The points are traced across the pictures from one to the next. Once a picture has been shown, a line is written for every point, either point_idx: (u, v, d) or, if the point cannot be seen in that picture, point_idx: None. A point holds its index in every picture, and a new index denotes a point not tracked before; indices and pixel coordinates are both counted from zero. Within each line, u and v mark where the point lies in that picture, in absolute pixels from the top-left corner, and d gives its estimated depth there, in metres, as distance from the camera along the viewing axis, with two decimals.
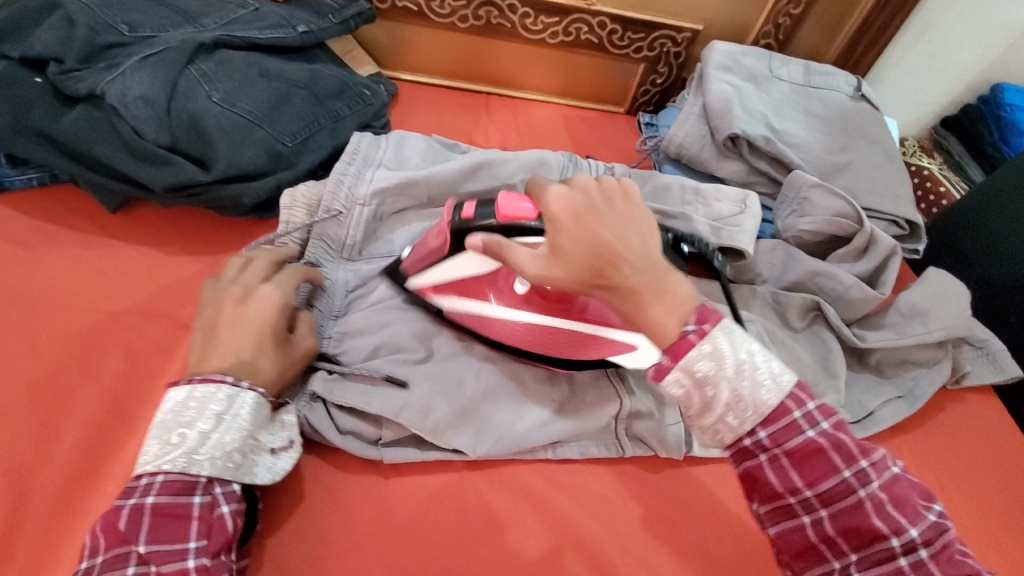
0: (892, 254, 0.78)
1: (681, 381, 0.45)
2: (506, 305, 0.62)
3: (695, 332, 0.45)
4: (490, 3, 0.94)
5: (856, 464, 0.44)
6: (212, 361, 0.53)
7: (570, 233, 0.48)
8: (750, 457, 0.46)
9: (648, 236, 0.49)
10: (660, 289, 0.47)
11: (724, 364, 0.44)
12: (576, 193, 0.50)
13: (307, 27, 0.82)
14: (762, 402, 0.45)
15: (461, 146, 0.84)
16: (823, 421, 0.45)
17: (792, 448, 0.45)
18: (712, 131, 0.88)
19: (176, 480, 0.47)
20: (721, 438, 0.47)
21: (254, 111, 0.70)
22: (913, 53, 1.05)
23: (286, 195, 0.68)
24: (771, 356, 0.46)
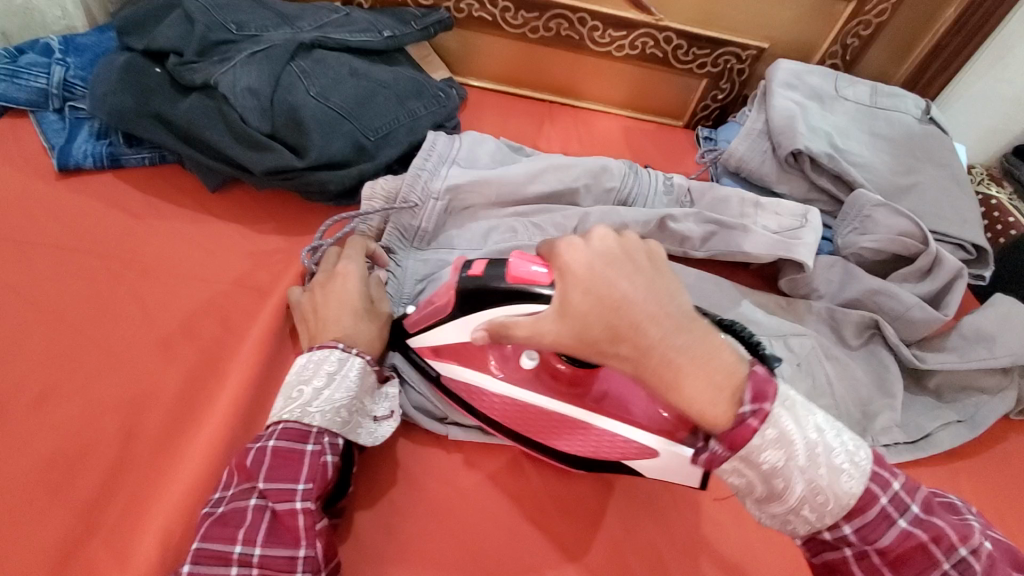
0: (958, 277, 0.77)
1: (742, 470, 0.44)
2: (509, 384, 0.59)
3: (751, 414, 0.43)
4: (561, 16, 0.98)
5: (955, 553, 0.42)
6: (321, 337, 0.59)
7: (586, 289, 0.45)
8: (836, 550, 0.45)
9: (676, 296, 0.46)
10: (700, 355, 0.44)
11: (796, 453, 0.43)
12: (591, 247, 0.46)
13: (391, 32, 0.89)
14: (846, 492, 0.44)
15: (525, 150, 0.88)
16: (909, 507, 0.44)
17: (883, 545, 0.44)
18: (774, 147, 0.89)
19: (293, 427, 0.53)
20: (794, 529, 0.46)
21: (345, 106, 0.75)
22: (987, 79, 1.04)
23: (366, 187, 0.73)
24: (843, 433, 0.45)
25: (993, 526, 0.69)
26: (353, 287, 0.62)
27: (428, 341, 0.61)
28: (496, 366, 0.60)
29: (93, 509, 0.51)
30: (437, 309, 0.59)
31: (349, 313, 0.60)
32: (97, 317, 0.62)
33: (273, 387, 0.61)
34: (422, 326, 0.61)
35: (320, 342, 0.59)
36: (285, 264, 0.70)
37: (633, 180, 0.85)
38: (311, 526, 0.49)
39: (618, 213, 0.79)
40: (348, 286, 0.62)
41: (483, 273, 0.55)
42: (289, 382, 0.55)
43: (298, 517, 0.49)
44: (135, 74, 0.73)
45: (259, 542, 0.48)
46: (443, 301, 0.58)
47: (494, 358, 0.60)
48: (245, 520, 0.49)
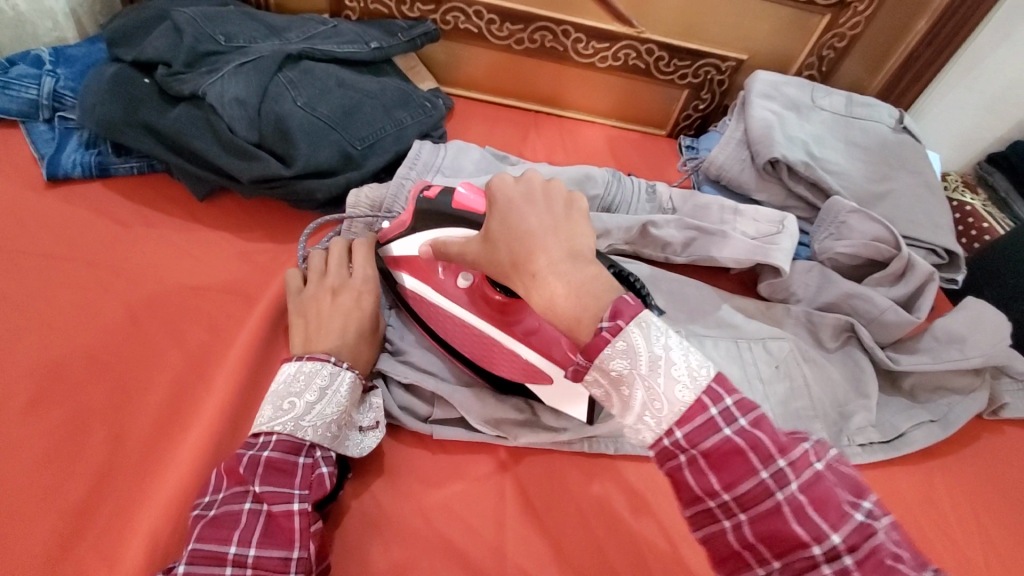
0: (929, 280, 0.79)
1: (598, 380, 0.41)
2: (451, 302, 0.65)
3: (609, 328, 0.39)
4: (545, 28, 1.01)
5: (773, 464, 0.37)
6: (317, 344, 0.61)
7: (502, 220, 0.49)
8: (671, 458, 0.39)
9: (576, 236, 0.46)
10: (578, 284, 0.42)
11: (639, 362, 0.39)
12: (520, 184, 0.50)
13: (378, 44, 0.92)
14: (678, 399, 0.39)
15: (510, 158, 0.90)
16: (739, 418, 0.38)
17: (707, 448, 0.38)
18: (752, 156, 0.92)
19: (286, 440, 0.54)
20: (639, 437, 0.40)
21: (331, 115, 0.77)
22: (959, 88, 1.08)
23: (352, 195, 0.74)
24: (690, 349, 0.40)
25: (967, 522, 0.70)
26: (364, 305, 0.65)
27: (402, 248, 0.66)
28: (443, 276, 0.65)
29: (78, 515, 0.52)
30: (402, 222, 0.66)
31: (354, 327, 0.63)
32: (85, 324, 0.62)
33: (261, 393, 0.62)
34: (395, 236, 0.67)
35: (315, 351, 0.60)
36: (272, 271, 0.71)
37: (615, 187, 0.87)
38: (306, 527, 0.51)
39: (600, 219, 0.81)
40: (358, 302, 0.65)
41: (437, 195, 0.61)
42: (280, 393, 0.56)
43: (294, 518, 0.50)
44: (124, 85, 0.74)
45: (254, 543, 0.49)
46: (408, 215, 0.66)
47: (441, 268, 0.65)
48: (239, 522, 0.49)
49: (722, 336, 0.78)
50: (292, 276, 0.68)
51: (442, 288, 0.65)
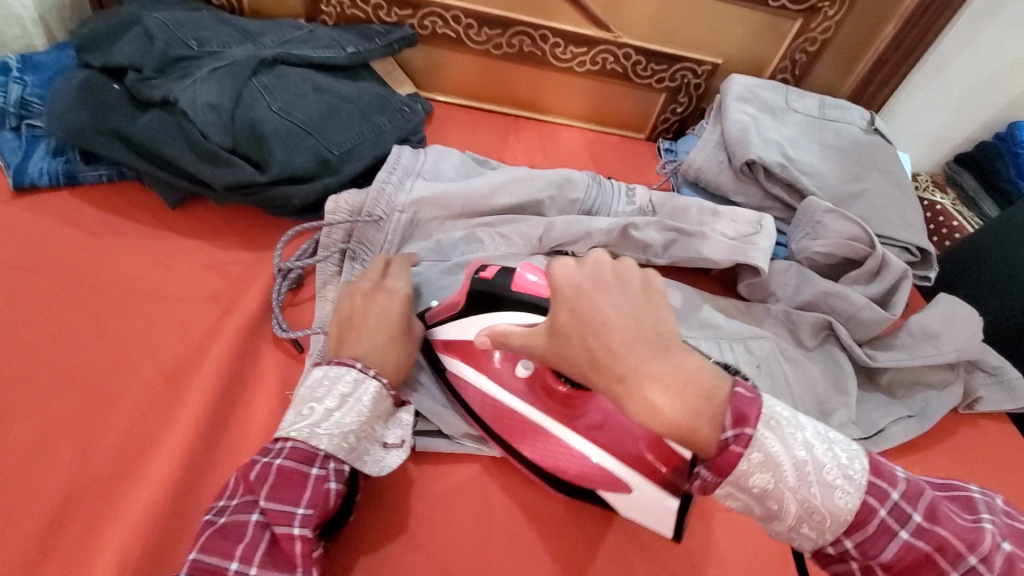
0: (903, 278, 0.81)
1: (734, 494, 0.45)
2: (503, 389, 0.62)
3: (732, 438, 0.43)
4: (523, 33, 1.01)
5: (964, 562, 0.43)
6: (347, 346, 0.59)
7: (574, 314, 0.48)
8: (844, 566, 0.47)
9: (659, 324, 0.46)
10: (674, 380, 0.44)
11: (786, 475, 0.44)
12: (587, 268, 0.49)
13: (355, 49, 0.91)
14: (841, 508, 0.44)
15: (491, 163, 0.90)
16: (914, 517, 0.44)
17: (887, 559, 0.44)
18: (729, 158, 0.93)
19: (301, 448, 0.52)
20: (800, 545, 0.47)
21: (308, 121, 0.76)
22: (928, 88, 1.12)
23: (331, 200, 0.73)
24: (836, 448, 0.46)
25: None
26: (394, 311, 0.63)
27: (446, 334, 0.65)
28: (499, 365, 0.62)
29: (44, 536, 0.50)
30: (453, 304, 0.64)
31: (382, 334, 0.61)
32: (50, 337, 0.60)
33: (236, 404, 0.60)
34: (440, 318, 0.66)
35: (343, 352, 0.59)
36: (247, 280, 0.70)
37: (596, 191, 0.88)
38: (307, 554, 0.50)
39: (582, 222, 0.80)
40: (389, 305, 0.63)
41: (494, 277, 0.61)
42: (302, 398, 0.55)
43: (295, 543, 0.49)
44: (93, 91, 0.72)
45: (256, 563, 0.48)
46: (459, 297, 0.64)
47: (497, 356, 0.62)
48: (245, 536, 0.49)
49: (704, 337, 0.78)
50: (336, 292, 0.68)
51: (496, 377, 0.62)
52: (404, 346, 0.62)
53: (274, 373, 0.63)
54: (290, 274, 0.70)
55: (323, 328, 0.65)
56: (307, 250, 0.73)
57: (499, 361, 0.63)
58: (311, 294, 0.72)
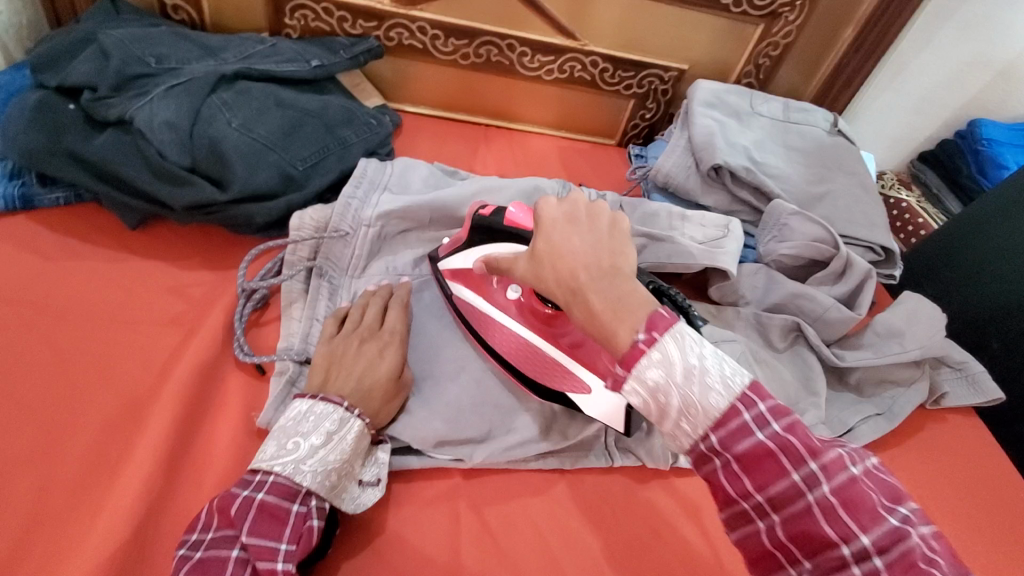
0: (867, 279, 0.82)
1: (635, 391, 0.42)
2: (502, 312, 0.67)
3: (645, 340, 0.41)
4: (490, 42, 1.01)
5: (805, 467, 0.39)
6: (335, 384, 0.59)
7: (545, 240, 0.49)
8: (706, 462, 0.42)
9: (618, 253, 0.47)
10: (614, 298, 0.44)
11: (675, 371, 0.41)
12: (564, 205, 0.50)
13: (320, 62, 0.90)
14: (713, 407, 0.40)
15: (460, 173, 0.90)
16: (773, 423, 0.40)
17: (740, 453, 0.40)
18: (697, 162, 0.94)
19: (283, 483, 0.52)
20: (679, 444, 0.43)
21: (270, 136, 0.75)
22: (889, 89, 1.14)
23: (295, 218, 0.72)
24: (724, 359, 0.42)
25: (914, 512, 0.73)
26: (387, 357, 0.63)
27: (453, 263, 0.70)
28: (494, 288, 0.69)
29: None
30: (457, 238, 0.70)
31: (373, 379, 0.61)
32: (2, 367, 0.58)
33: (198, 430, 0.59)
34: (450, 251, 0.71)
35: (330, 392, 0.58)
36: (211, 302, 0.69)
37: None
38: None
39: None
40: (381, 354, 0.63)
41: (489, 215, 0.64)
42: (286, 431, 0.54)
43: None
44: (47, 111, 0.70)
45: None
46: (462, 233, 0.70)
47: (495, 280, 0.69)
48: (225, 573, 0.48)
49: None
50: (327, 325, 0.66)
51: (492, 300, 0.68)
52: (393, 391, 0.63)
53: (238, 396, 0.62)
54: (253, 295, 0.70)
55: (289, 353, 0.64)
56: (272, 269, 0.72)
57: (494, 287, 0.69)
58: (275, 314, 0.71)
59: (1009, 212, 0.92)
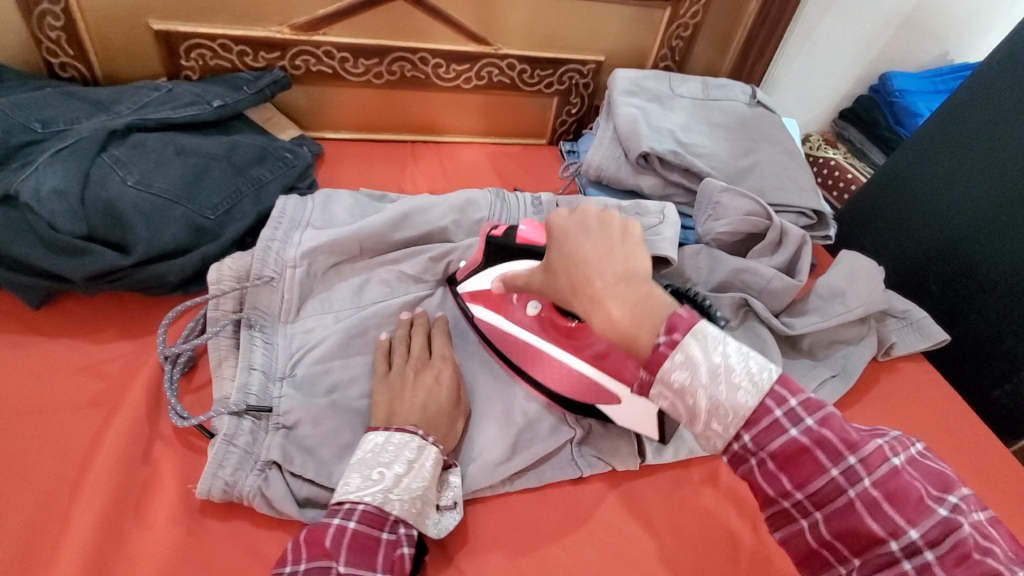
0: (803, 244, 0.83)
1: (663, 393, 0.44)
2: (523, 329, 0.67)
3: (665, 343, 0.43)
4: (402, 58, 0.98)
5: (844, 462, 0.41)
6: (399, 415, 0.59)
7: (561, 254, 0.53)
8: (743, 462, 0.44)
9: (631, 257, 0.49)
10: (632, 302, 0.46)
11: (699, 372, 0.42)
12: (574, 217, 0.54)
13: (222, 101, 0.87)
14: (743, 405, 0.42)
15: (390, 196, 0.87)
16: (806, 419, 0.42)
17: (775, 451, 0.42)
18: (625, 152, 0.94)
19: (373, 512, 0.52)
20: (711, 444, 0.44)
21: (172, 189, 0.71)
22: (801, 56, 1.17)
23: (212, 271, 0.68)
24: (749, 356, 0.43)
25: None
26: (444, 381, 0.63)
27: (472, 284, 0.71)
28: (515, 307, 0.68)
29: None
30: (472, 262, 0.71)
31: (437, 405, 0.61)
32: None
33: (130, 516, 0.54)
34: (467, 274, 0.72)
35: (398, 423, 0.58)
36: (133, 374, 0.64)
37: (501, 208, 0.85)
38: None
39: None
40: (438, 379, 0.63)
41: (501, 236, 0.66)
42: (369, 462, 0.54)
43: None
44: None
45: None
46: (477, 255, 0.70)
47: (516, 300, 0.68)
48: None
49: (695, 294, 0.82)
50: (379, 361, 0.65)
51: (511, 317, 0.68)
52: (454, 415, 0.62)
53: (172, 472, 0.58)
54: (179, 359, 0.65)
55: (225, 408, 0.59)
56: (194, 328, 0.68)
57: (515, 303, 0.69)
58: (206, 378, 0.66)
59: (927, 159, 0.95)
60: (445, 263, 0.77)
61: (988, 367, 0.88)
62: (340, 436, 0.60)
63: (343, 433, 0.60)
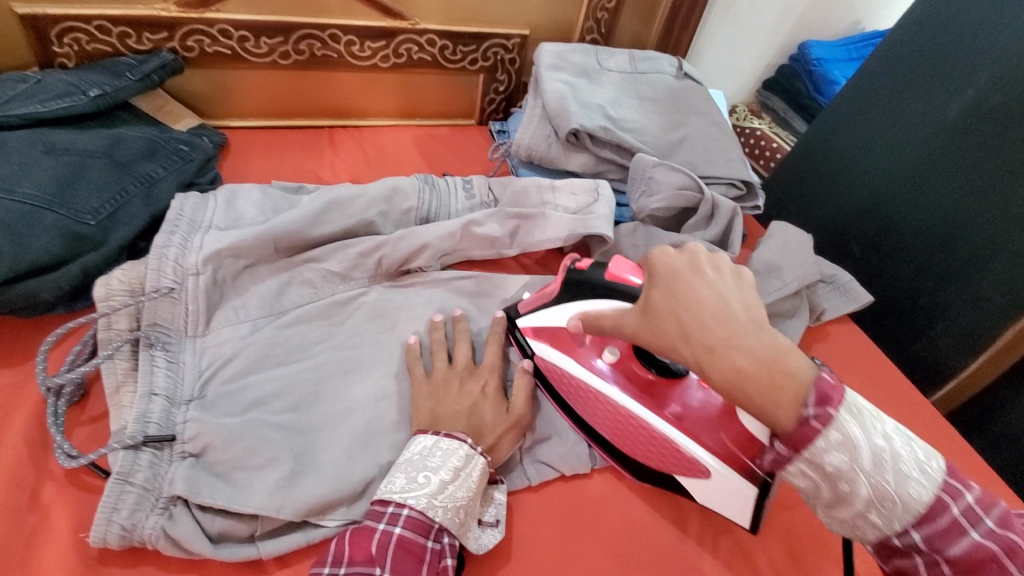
0: (734, 216, 0.84)
1: (805, 473, 0.39)
2: (592, 373, 0.62)
3: (816, 416, 0.38)
4: (310, 36, 0.89)
5: None
6: (444, 424, 0.56)
7: (669, 294, 0.44)
8: (902, 557, 0.39)
9: (757, 309, 0.42)
10: (768, 361, 0.39)
11: (860, 455, 0.37)
12: (683, 254, 0.45)
13: (100, 90, 0.77)
14: (914, 498, 0.38)
15: (307, 187, 0.80)
16: (986, 518, 0.38)
17: (954, 555, 0.37)
18: (555, 130, 0.90)
19: (417, 518, 0.48)
20: (862, 534, 0.40)
21: (40, 193, 0.62)
22: (725, 27, 1.16)
23: (98, 286, 0.60)
24: (912, 440, 0.39)
25: None
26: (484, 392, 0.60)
27: (535, 321, 0.66)
28: (588, 352, 0.63)
29: None
30: (544, 294, 0.66)
31: (479, 416, 0.58)
32: None
33: None
34: (534, 307, 0.66)
35: (445, 429, 0.55)
36: (9, 408, 0.56)
37: (430, 194, 0.80)
38: None
39: (418, 233, 0.73)
40: (483, 391, 0.60)
41: (588, 268, 0.62)
42: (415, 465, 0.51)
43: None
44: None
45: None
46: (550, 288, 0.65)
47: (588, 343, 0.63)
48: None
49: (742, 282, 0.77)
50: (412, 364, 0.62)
51: (584, 362, 0.62)
52: (505, 427, 0.58)
53: (63, 519, 0.51)
54: (64, 390, 0.57)
55: (122, 441, 0.52)
56: (82, 352, 0.59)
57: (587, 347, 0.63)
58: (100, 409, 0.58)
59: (849, 123, 0.96)
60: (375, 257, 0.71)
61: (908, 322, 0.93)
62: (257, 456, 0.53)
63: (260, 452, 0.53)
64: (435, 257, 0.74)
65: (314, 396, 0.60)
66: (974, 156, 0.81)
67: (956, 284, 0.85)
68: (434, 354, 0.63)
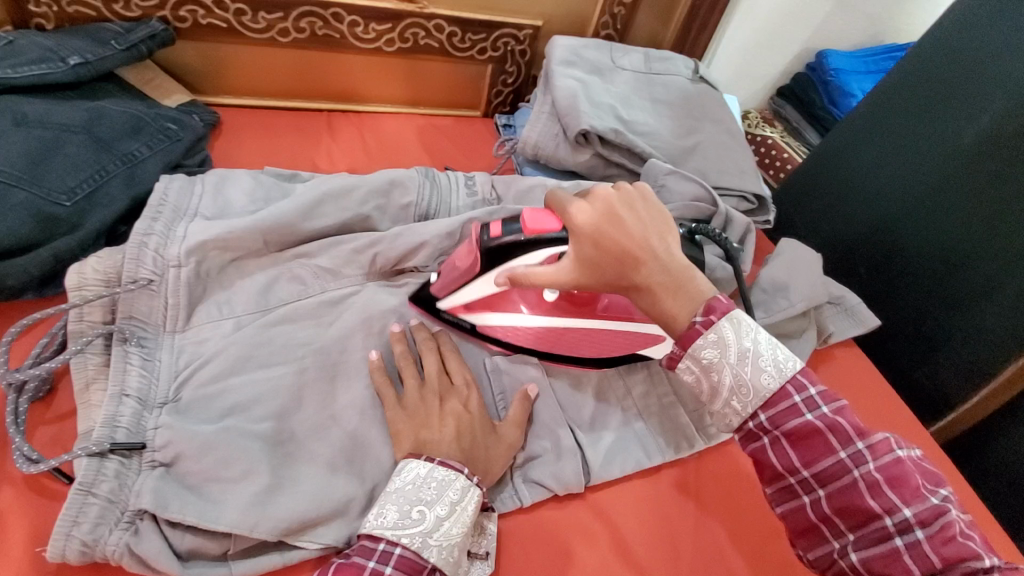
0: (747, 231, 0.81)
1: (690, 368, 0.47)
2: (534, 315, 0.66)
3: (702, 322, 0.46)
4: (311, 13, 0.84)
5: (853, 445, 0.44)
6: (431, 442, 0.53)
7: (590, 240, 0.51)
8: (754, 439, 0.47)
9: (665, 233, 0.51)
10: (673, 283, 0.48)
11: (729, 351, 0.45)
12: (596, 202, 0.52)
13: (81, 58, 0.72)
14: (764, 387, 0.45)
15: (302, 174, 0.76)
16: (823, 406, 0.45)
17: (790, 429, 0.45)
18: (563, 129, 0.86)
19: (410, 558, 0.45)
20: (729, 422, 0.47)
21: (9, 168, 0.58)
22: (744, 31, 1.13)
23: (71, 274, 0.56)
24: (777, 344, 0.46)
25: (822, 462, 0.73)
26: (472, 409, 0.57)
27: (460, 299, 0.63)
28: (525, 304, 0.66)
29: None
30: (463, 271, 0.60)
31: (466, 431, 0.55)
32: None
33: None
34: (452, 287, 0.62)
35: (438, 454, 0.52)
36: None
37: (430, 189, 0.75)
38: None
39: (416, 231, 0.69)
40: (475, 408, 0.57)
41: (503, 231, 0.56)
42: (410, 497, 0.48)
43: None
44: None
45: None
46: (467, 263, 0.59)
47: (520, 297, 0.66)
48: None
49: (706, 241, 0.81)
50: (401, 374, 0.59)
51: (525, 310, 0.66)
52: (494, 448, 0.56)
53: (20, 524, 0.48)
54: (27, 386, 0.52)
55: (86, 446, 0.48)
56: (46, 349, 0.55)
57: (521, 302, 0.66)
58: (68, 407, 0.55)
59: (861, 140, 0.94)
60: (370, 254, 0.67)
61: (909, 350, 0.91)
62: (232, 467, 0.50)
63: (235, 464, 0.50)
64: (431, 257, 0.70)
65: (296, 402, 0.56)
66: (982, 183, 0.79)
67: (958, 313, 0.83)
68: (428, 365, 0.60)
